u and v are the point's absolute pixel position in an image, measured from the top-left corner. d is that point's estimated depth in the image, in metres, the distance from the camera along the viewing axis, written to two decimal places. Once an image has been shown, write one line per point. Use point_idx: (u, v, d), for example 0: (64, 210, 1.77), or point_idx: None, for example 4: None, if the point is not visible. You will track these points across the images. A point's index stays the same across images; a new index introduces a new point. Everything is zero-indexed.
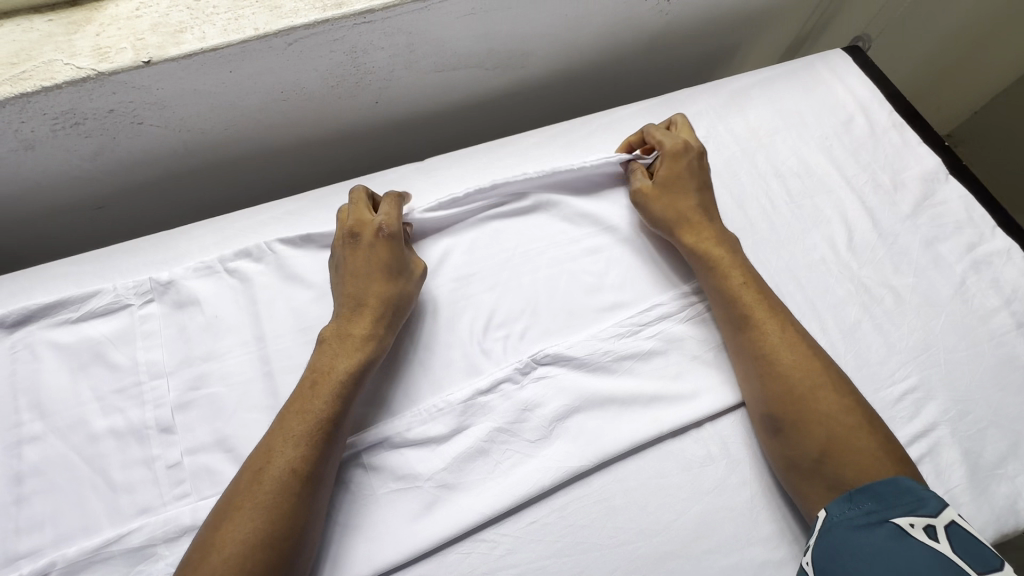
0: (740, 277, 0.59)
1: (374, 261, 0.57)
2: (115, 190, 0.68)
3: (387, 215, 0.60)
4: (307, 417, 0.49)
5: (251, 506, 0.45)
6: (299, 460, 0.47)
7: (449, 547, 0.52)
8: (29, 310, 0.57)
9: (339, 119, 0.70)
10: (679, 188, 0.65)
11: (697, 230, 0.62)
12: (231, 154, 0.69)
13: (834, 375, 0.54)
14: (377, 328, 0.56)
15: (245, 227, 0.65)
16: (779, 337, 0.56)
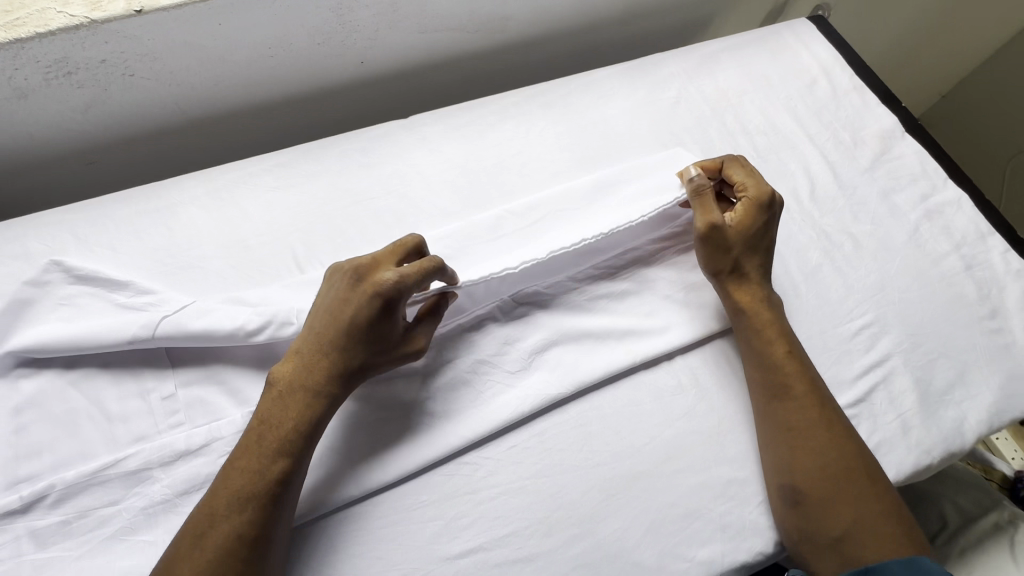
0: (784, 347, 0.58)
1: (357, 320, 0.51)
2: (105, 142, 0.69)
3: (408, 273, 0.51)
4: (251, 481, 0.46)
5: (189, 573, 0.43)
6: (246, 525, 0.45)
7: (435, 468, 0.55)
8: (97, 275, 0.58)
9: (326, 78, 0.73)
10: (746, 237, 0.61)
11: (750, 290, 0.61)
12: (219, 108, 0.71)
13: (865, 458, 0.54)
14: (334, 390, 0.50)
15: (235, 178, 0.67)
16: (820, 417, 0.55)
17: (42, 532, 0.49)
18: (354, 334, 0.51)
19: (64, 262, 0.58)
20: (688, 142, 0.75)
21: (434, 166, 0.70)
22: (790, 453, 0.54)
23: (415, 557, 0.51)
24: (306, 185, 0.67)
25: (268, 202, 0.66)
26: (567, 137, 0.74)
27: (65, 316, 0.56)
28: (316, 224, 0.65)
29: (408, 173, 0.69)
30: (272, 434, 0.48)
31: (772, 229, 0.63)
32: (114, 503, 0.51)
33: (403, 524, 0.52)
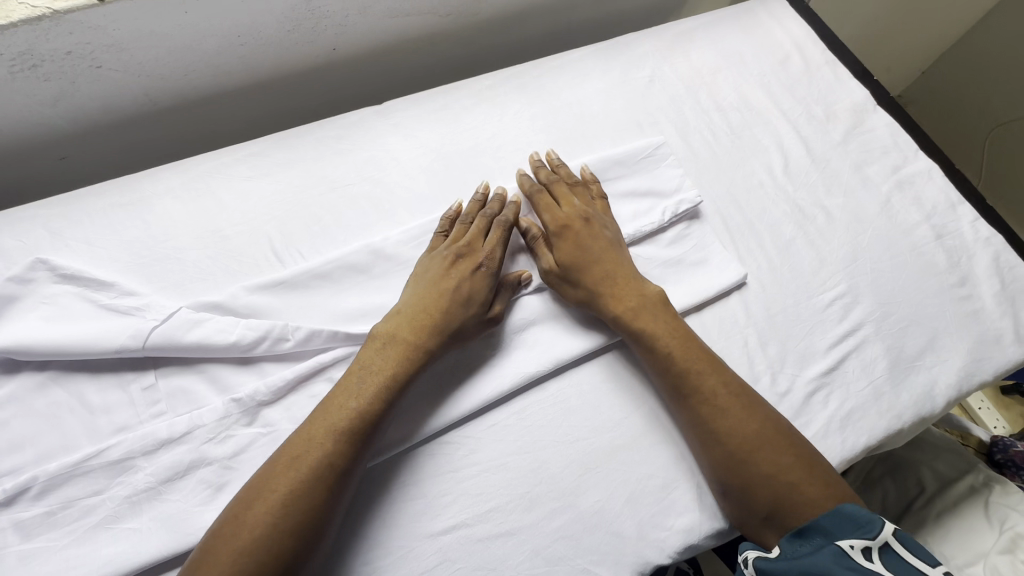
0: (663, 339, 0.57)
1: (466, 290, 0.57)
2: (76, 136, 0.69)
3: (491, 250, 0.60)
4: (347, 418, 0.50)
5: (281, 492, 0.46)
6: (334, 455, 0.48)
7: (423, 445, 0.56)
8: (84, 277, 0.58)
9: (297, 65, 0.73)
10: (582, 258, 0.61)
11: (619, 295, 0.60)
12: (191, 98, 0.71)
13: (773, 431, 0.53)
14: (430, 348, 0.55)
15: (208, 168, 0.67)
16: (710, 403, 0.55)
17: (27, 524, 0.49)
18: (454, 300, 0.57)
19: (55, 259, 0.58)
20: (663, 121, 0.75)
21: (409, 152, 0.70)
22: (701, 446, 0.55)
23: (399, 535, 0.52)
24: (280, 173, 0.67)
25: (243, 191, 0.66)
26: (542, 120, 0.74)
27: (46, 314, 0.56)
28: (293, 212, 0.65)
29: (383, 158, 0.69)
30: (306, 454, 0.48)
31: (611, 230, 0.64)
32: (98, 493, 0.51)
33: (385, 504, 0.53)
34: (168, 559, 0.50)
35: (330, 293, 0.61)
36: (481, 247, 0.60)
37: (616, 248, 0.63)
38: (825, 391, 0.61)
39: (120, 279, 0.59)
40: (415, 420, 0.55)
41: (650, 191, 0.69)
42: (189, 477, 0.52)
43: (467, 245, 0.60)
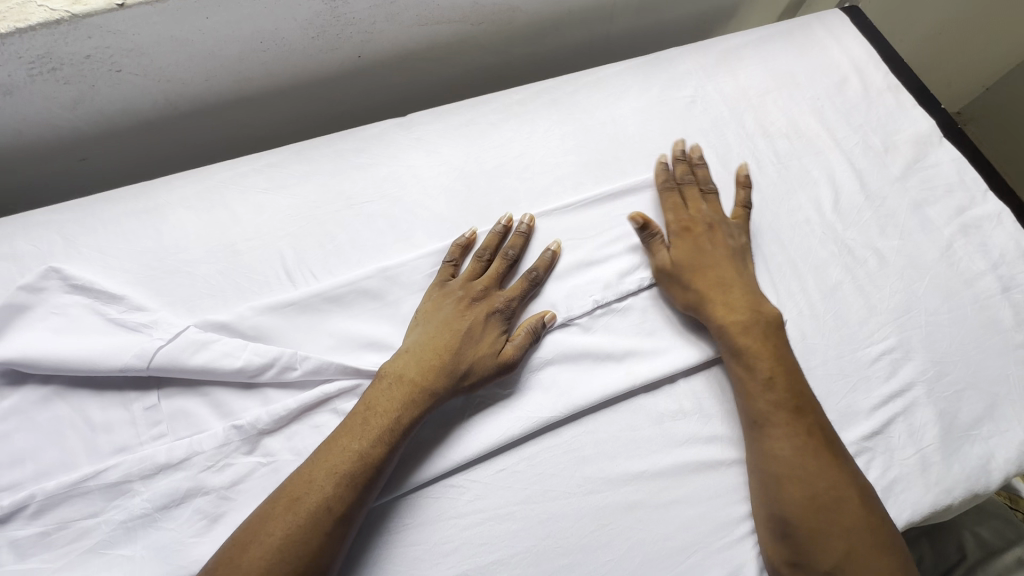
0: (767, 360, 0.55)
1: (473, 337, 0.56)
2: (97, 138, 0.68)
3: (510, 293, 0.58)
4: (351, 460, 0.48)
5: (278, 536, 0.44)
6: (335, 499, 0.47)
7: (429, 485, 0.53)
8: (94, 288, 0.57)
9: (320, 71, 0.70)
10: (703, 265, 0.60)
11: (729, 305, 0.57)
12: (213, 102, 0.69)
13: (846, 484, 0.50)
14: (438, 392, 0.53)
15: (224, 178, 0.65)
16: (789, 445, 0.51)
17: (23, 543, 0.49)
18: (467, 343, 0.55)
19: (69, 268, 0.58)
20: (703, 146, 0.70)
21: (430, 169, 0.66)
22: (765, 483, 0.51)
23: None
24: (297, 187, 0.65)
25: (259, 203, 0.63)
26: (572, 140, 0.70)
27: (53, 326, 0.55)
28: (307, 229, 0.62)
29: (404, 174, 0.66)
30: (304, 499, 0.46)
31: (737, 233, 0.63)
32: (94, 515, 0.50)
33: (384, 549, 0.51)
34: None
35: (340, 317, 0.58)
36: (499, 291, 0.59)
37: (737, 263, 0.61)
38: (866, 457, 0.56)
39: (131, 291, 0.58)
40: (419, 460, 0.53)
41: None
42: (184, 506, 0.51)
43: (483, 287, 0.58)
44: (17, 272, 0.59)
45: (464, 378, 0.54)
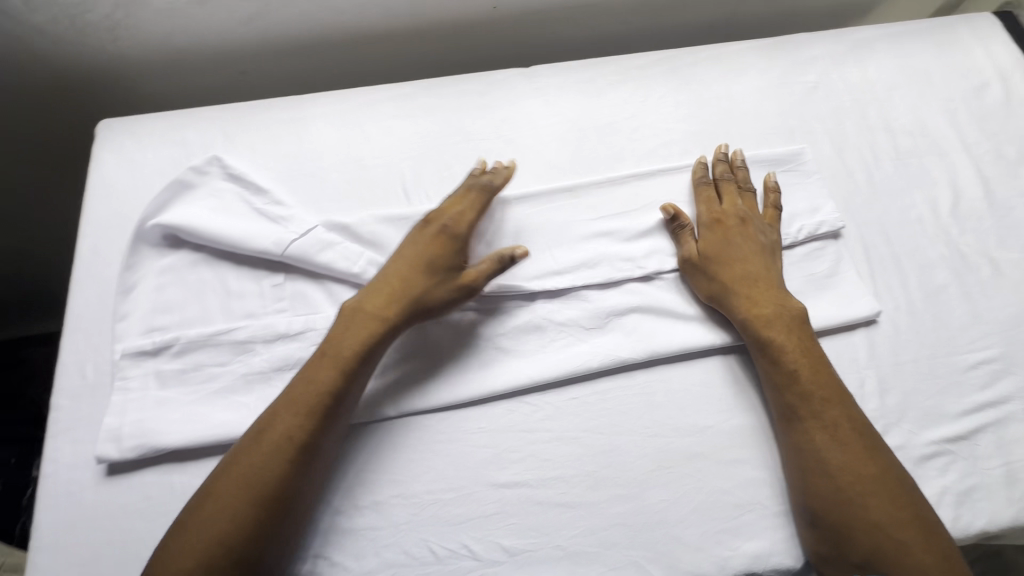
0: (804, 357, 0.55)
1: (440, 258, 0.58)
2: (258, 55, 0.77)
3: (455, 219, 0.60)
4: (339, 364, 0.52)
5: (279, 431, 0.50)
6: (326, 399, 0.51)
7: (503, 399, 0.57)
8: (246, 180, 0.65)
9: (459, 17, 0.75)
10: (726, 256, 0.60)
11: (754, 297, 0.57)
12: (359, 35, 0.76)
13: (891, 478, 0.50)
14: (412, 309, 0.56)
15: (361, 102, 0.72)
16: (829, 437, 0.52)
17: (165, 374, 0.58)
18: (430, 267, 0.57)
19: (227, 160, 0.66)
20: (819, 131, 0.69)
21: (545, 118, 0.70)
22: (801, 478, 0.52)
23: (463, 477, 0.54)
24: (423, 117, 0.70)
25: (388, 127, 0.70)
26: (685, 109, 0.71)
27: (209, 205, 0.64)
28: (427, 155, 0.68)
29: (521, 120, 0.70)
30: (301, 399, 0.51)
31: (770, 234, 0.62)
32: (222, 364, 0.58)
33: (457, 445, 0.55)
34: None
35: None
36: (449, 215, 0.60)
37: (764, 256, 0.60)
38: (946, 459, 0.54)
39: (274, 188, 0.66)
40: (495, 373, 0.57)
41: (787, 204, 0.65)
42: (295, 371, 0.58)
43: (434, 212, 0.60)
44: (185, 156, 0.68)
45: (443, 295, 0.57)
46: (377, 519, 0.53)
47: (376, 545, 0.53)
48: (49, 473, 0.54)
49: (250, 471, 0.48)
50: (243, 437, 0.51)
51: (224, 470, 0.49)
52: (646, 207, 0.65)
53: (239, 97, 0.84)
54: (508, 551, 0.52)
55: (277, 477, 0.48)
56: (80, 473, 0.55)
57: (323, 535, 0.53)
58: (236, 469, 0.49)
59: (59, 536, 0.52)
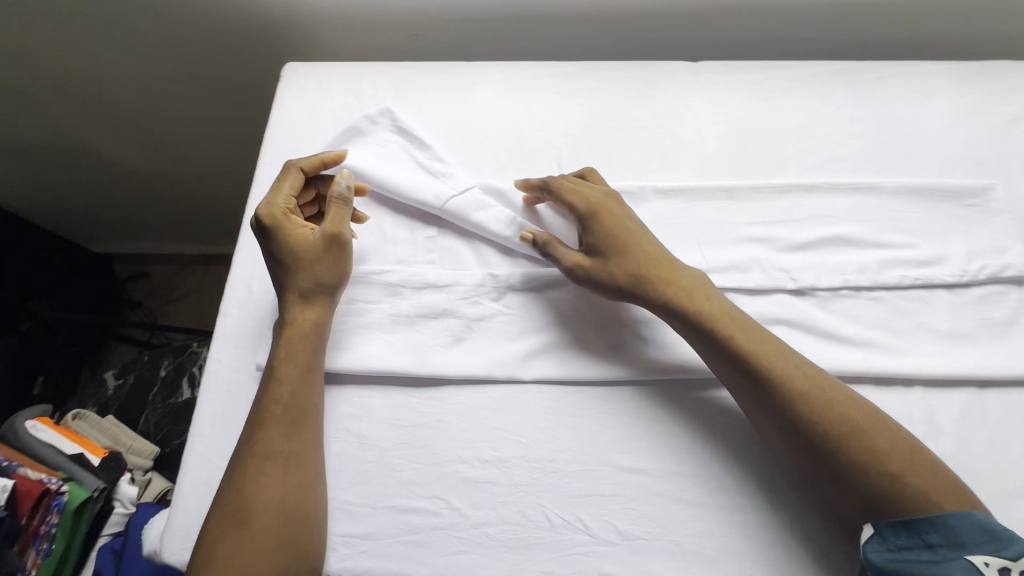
0: (732, 330, 0.53)
1: (290, 239, 0.59)
2: (432, 19, 0.80)
3: (283, 198, 0.60)
4: (303, 331, 0.57)
5: (270, 423, 0.53)
6: (294, 371, 0.55)
7: (637, 382, 0.58)
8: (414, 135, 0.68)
9: (635, 4, 0.76)
10: (632, 264, 0.58)
11: (693, 292, 0.56)
12: (531, 11, 0.77)
13: (891, 437, 0.49)
14: (324, 275, 0.58)
15: (527, 75, 0.73)
16: (786, 405, 0.50)
17: None
18: (327, 246, 0.58)
19: (399, 117, 0.70)
20: (1013, 168, 0.64)
21: (711, 115, 0.69)
22: (813, 466, 0.49)
23: (588, 452, 0.55)
24: (585, 99, 0.71)
25: (551, 103, 0.71)
26: (862, 124, 0.67)
27: (377, 151, 0.68)
28: (586, 136, 0.69)
29: (685, 113, 0.69)
30: (276, 390, 0.54)
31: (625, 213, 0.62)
32: (371, 302, 0.62)
33: (586, 421, 0.57)
34: (402, 376, 0.59)
35: None
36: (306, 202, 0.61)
37: (643, 245, 0.59)
38: None
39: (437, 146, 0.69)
40: (635, 355, 0.59)
41: (969, 240, 0.60)
42: (438, 321, 0.61)
43: (281, 208, 0.60)
44: (358, 106, 0.73)
45: (330, 261, 0.58)
46: (498, 475, 0.55)
47: (495, 500, 0.54)
48: (213, 369, 0.61)
49: (264, 446, 0.52)
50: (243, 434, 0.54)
51: (234, 473, 0.51)
52: (808, 219, 0.62)
53: (401, 57, 0.87)
54: (622, 534, 0.52)
55: (287, 437, 0.53)
56: (239, 376, 0.60)
57: (445, 480, 0.55)
58: (248, 466, 0.51)
59: (217, 427, 0.58)
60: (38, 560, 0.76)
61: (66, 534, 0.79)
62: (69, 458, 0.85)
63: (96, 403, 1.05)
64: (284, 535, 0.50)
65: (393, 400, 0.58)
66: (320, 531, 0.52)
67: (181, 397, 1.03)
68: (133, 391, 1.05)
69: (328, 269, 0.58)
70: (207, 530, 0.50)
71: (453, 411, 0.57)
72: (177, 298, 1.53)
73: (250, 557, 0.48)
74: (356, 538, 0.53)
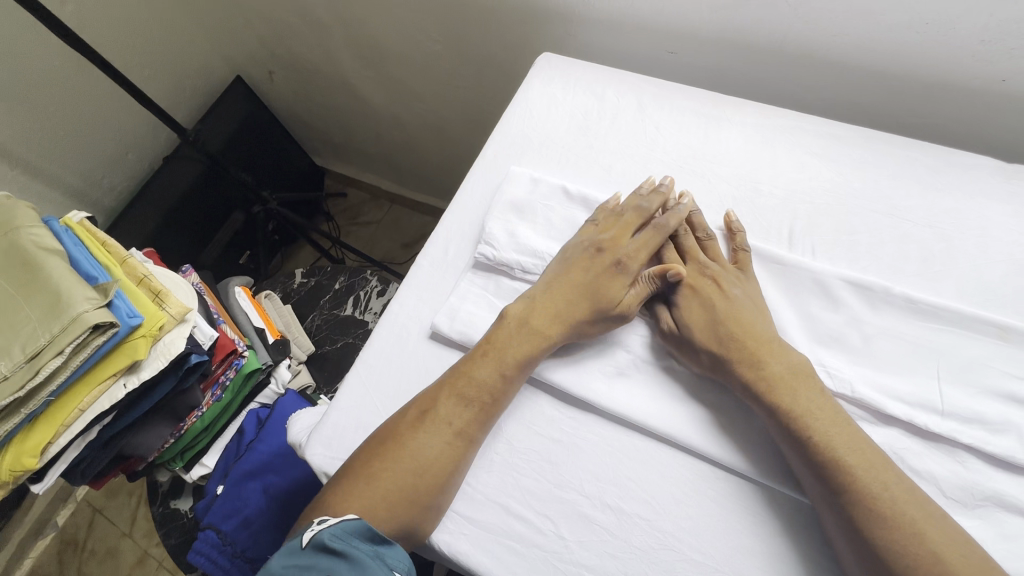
0: (839, 435, 0.47)
1: (644, 248, 0.59)
2: (698, 43, 0.77)
3: (636, 248, 0.59)
4: (524, 351, 0.56)
5: (453, 402, 0.54)
6: (493, 380, 0.55)
7: (803, 503, 0.51)
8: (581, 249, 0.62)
9: (947, 78, 0.65)
10: (715, 353, 0.53)
11: (798, 396, 0.49)
12: (813, 58, 0.71)
13: (947, 540, 0.41)
14: (574, 315, 0.57)
15: (785, 125, 0.67)
16: (840, 482, 0.45)
17: (502, 287, 0.64)
18: (597, 297, 0.57)
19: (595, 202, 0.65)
20: None
21: (1006, 231, 0.57)
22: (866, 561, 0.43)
23: (717, 549, 0.50)
24: (846, 168, 0.63)
25: (802, 162, 0.64)
26: None
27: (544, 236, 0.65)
28: (834, 209, 0.61)
29: (971, 220, 0.58)
30: (473, 378, 0.55)
31: (732, 291, 0.56)
32: None
33: (729, 517, 0.51)
34: (554, 387, 0.58)
35: (821, 305, 0.56)
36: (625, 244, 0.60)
37: (728, 336, 0.53)
38: None
39: (661, 175, 0.67)
40: None
41: None
42: (608, 347, 0.59)
43: (610, 239, 0.60)
44: (596, 110, 0.73)
45: (598, 299, 0.57)
46: (614, 525, 0.52)
47: (603, 549, 0.51)
48: (394, 311, 0.66)
49: (440, 408, 0.54)
50: (421, 399, 0.56)
51: (404, 429, 0.53)
52: None
53: (649, 72, 0.86)
54: None
55: (461, 414, 0.54)
56: (412, 326, 0.65)
57: (561, 505, 0.53)
58: (417, 431, 0.53)
59: (379, 364, 0.63)
60: (210, 402, 0.91)
61: (234, 390, 0.94)
62: (254, 329, 1.01)
63: (282, 291, 1.22)
64: (412, 485, 0.51)
65: (537, 405, 0.58)
66: (445, 496, 0.53)
67: (343, 312, 1.15)
68: (311, 291, 1.20)
69: (588, 305, 0.57)
70: (349, 466, 0.53)
71: (591, 441, 0.56)
72: (361, 223, 1.72)
73: (375, 486, 0.50)
74: (462, 518, 0.54)
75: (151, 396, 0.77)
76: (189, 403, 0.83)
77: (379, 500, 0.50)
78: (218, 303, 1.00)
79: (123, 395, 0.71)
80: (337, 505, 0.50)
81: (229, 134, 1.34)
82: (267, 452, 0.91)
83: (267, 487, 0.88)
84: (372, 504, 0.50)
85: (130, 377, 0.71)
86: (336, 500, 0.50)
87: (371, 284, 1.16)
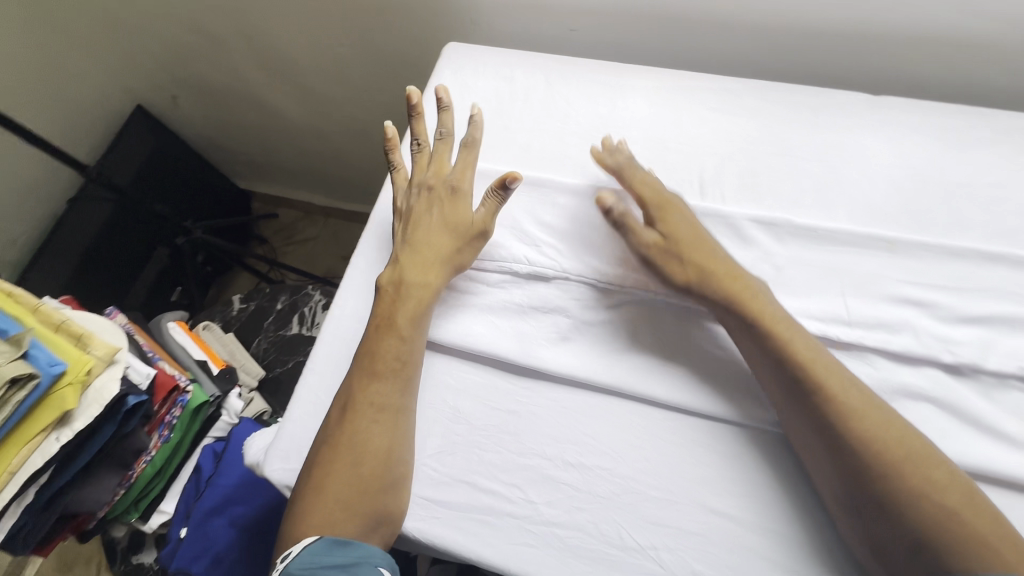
0: (803, 354, 0.50)
1: (466, 165, 0.64)
2: (596, 17, 0.80)
3: (458, 171, 0.64)
4: (415, 307, 0.59)
5: (369, 385, 0.55)
6: (398, 348, 0.57)
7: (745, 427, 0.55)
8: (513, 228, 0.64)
9: (819, 25, 0.71)
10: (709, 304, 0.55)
11: (774, 326, 0.52)
12: (701, 19, 0.75)
13: (903, 444, 0.46)
14: (438, 252, 0.61)
15: (684, 85, 0.71)
16: (818, 406, 0.49)
17: None
18: (451, 227, 0.61)
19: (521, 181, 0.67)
20: None
21: (885, 156, 0.63)
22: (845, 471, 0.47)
23: (675, 483, 0.53)
24: (742, 118, 0.68)
25: (704, 118, 0.69)
26: None
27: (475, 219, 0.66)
28: (737, 157, 0.66)
29: (854, 150, 0.64)
30: (380, 353, 0.57)
31: (701, 238, 0.57)
32: (487, 284, 0.63)
33: (681, 452, 0.55)
34: (502, 361, 0.60)
35: (737, 245, 0.60)
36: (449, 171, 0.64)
37: (718, 285, 0.55)
38: None
39: (578, 146, 0.69)
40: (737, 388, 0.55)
41: None
42: (549, 315, 0.61)
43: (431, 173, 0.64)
44: (508, 92, 0.75)
45: (453, 229, 0.61)
46: (578, 480, 0.54)
47: (572, 505, 0.54)
48: (336, 314, 0.65)
49: (361, 396, 0.55)
50: (342, 395, 0.56)
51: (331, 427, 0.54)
52: (982, 288, 0.55)
53: (555, 51, 0.88)
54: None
55: (379, 389, 0.55)
56: (357, 326, 0.64)
57: (526, 471, 0.55)
58: (345, 423, 0.54)
59: (328, 369, 0.62)
60: (159, 444, 0.87)
61: (183, 428, 0.90)
62: (196, 361, 0.97)
63: (221, 321, 1.17)
64: (374, 480, 0.52)
65: (491, 382, 0.60)
66: (399, 475, 0.54)
67: (289, 332, 1.12)
68: (252, 316, 1.16)
69: (446, 239, 0.61)
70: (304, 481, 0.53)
71: (546, 406, 0.58)
72: (297, 241, 1.67)
73: (328, 492, 0.51)
74: (433, 503, 0.55)
75: (90, 446, 0.72)
76: (135, 447, 0.79)
77: (343, 501, 0.51)
78: (153, 340, 0.96)
79: (58, 449, 0.67)
80: (304, 519, 0.50)
81: (138, 165, 1.28)
82: (229, 485, 0.88)
83: (235, 520, 0.85)
84: (332, 508, 0.51)
85: (63, 430, 0.67)
86: (305, 516, 0.51)
87: (315, 298, 1.14)
